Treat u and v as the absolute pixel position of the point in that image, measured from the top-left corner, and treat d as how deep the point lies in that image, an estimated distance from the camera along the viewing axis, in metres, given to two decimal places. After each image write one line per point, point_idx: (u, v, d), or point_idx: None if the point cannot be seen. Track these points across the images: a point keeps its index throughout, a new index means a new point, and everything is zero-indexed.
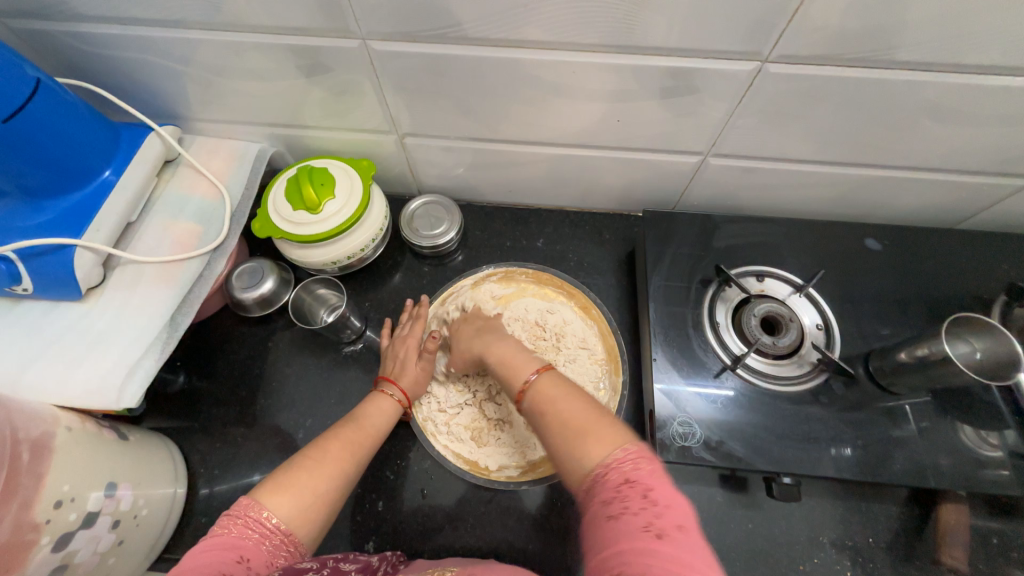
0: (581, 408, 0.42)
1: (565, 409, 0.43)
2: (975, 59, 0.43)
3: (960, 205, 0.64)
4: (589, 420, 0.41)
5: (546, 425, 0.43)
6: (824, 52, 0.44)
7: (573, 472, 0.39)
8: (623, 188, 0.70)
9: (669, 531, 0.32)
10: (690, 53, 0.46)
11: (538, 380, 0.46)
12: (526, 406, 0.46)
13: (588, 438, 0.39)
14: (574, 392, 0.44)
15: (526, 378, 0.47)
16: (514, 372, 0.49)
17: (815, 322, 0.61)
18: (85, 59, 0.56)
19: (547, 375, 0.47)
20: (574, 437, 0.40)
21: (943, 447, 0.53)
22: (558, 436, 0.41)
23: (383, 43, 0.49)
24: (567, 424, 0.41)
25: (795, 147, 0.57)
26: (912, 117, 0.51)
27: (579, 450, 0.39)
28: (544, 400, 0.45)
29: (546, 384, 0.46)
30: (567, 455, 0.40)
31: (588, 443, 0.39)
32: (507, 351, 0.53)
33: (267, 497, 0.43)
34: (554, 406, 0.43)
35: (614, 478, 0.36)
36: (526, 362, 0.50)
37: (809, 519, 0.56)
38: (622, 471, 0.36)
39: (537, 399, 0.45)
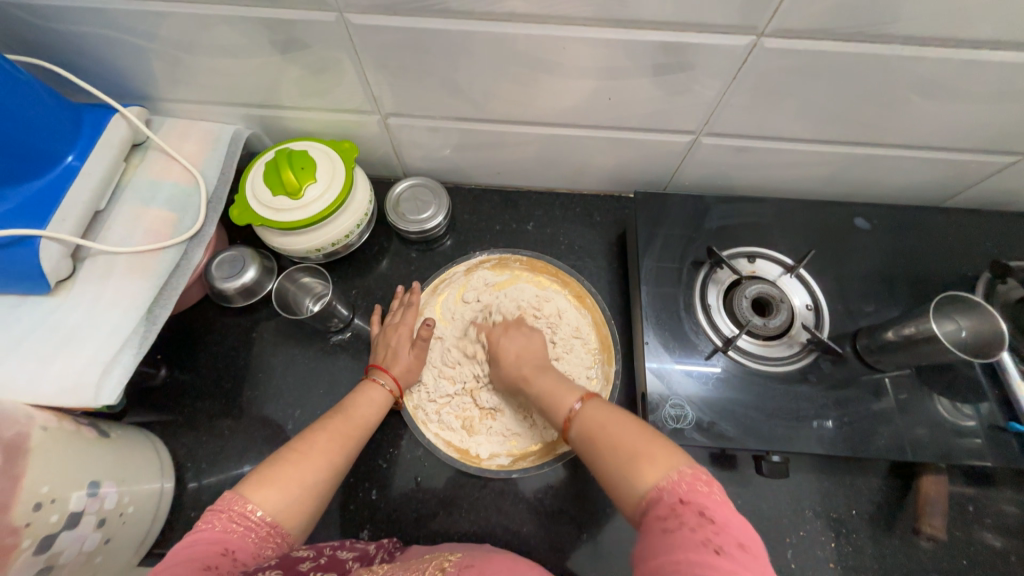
0: (630, 429, 0.43)
1: (613, 430, 0.43)
2: (971, 34, 0.43)
3: (948, 183, 0.64)
4: (637, 440, 0.41)
5: (596, 449, 0.44)
6: (821, 26, 0.43)
7: (625, 495, 0.39)
8: (614, 168, 0.69)
9: (726, 548, 0.32)
10: (684, 27, 0.44)
11: (583, 407, 0.47)
12: (573, 433, 0.47)
13: (641, 459, 0.39)
14: (620, 416, 0.45)
15: (571, 406, 0.48)
16: (557, 400, 0.50)
17: (805, 302, 0.61)
18: (37, 34, 0.52)
19: (592, 401, 0.48)
20: (627, 457, 0.40)
21: (926, 423, 0.55)
22: (608, 456, 0.42)
23: (361, 16, 0.46)
24: (618, 446, 0.42)
25: (788, 126, 0.56)
26: (906, 94, 0.50)
27: (632, 471, 0.39)
28: (591, 425, 0.45)
29: (591, 410, 0.47)
30: (621, 477, 0.40)
31: (641, 465, 0.39)
32: (551, 378, 0.53)
33: (253, 490, 0.43)
34: (602, 429, 0.44)
35: (667, 499, 0.36)
36: (569, 391, 0.50)
37: (796, 494, 0.58)
38: (675, 491, 0.36)
39: (584, 425, 0.46)
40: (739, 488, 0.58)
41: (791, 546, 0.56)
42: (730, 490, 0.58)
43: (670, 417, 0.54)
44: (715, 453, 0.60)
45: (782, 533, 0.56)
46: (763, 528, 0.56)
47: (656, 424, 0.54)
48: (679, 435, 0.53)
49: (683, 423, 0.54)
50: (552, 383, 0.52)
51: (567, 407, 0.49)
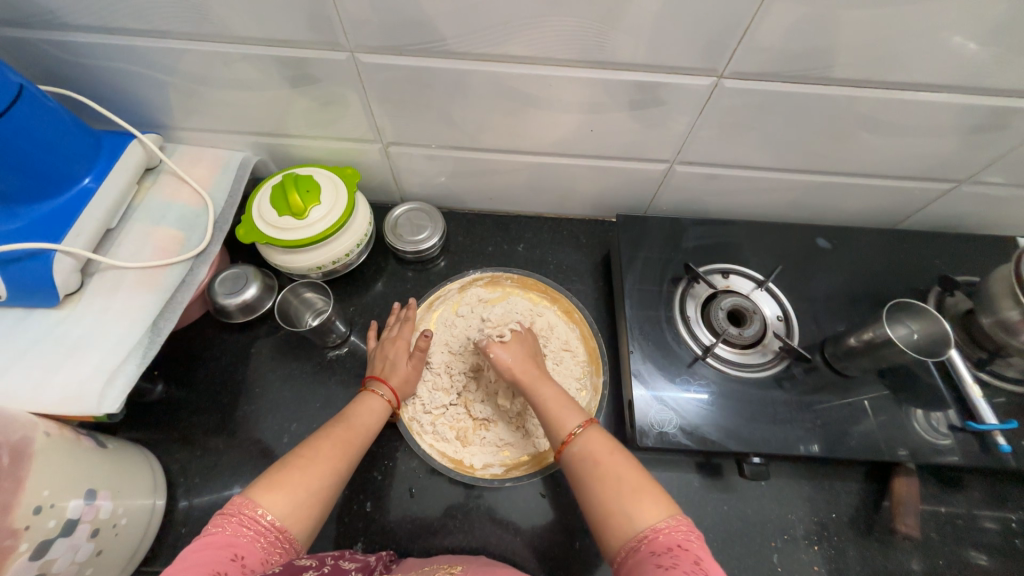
0: (630, 467, 0.45)
1: (613, 466, 0.46)
2: (897, 77, 0.50)
3: (897, 208, 0.71)
4: (636, 480, 0.44)
5: (594, 477, 0.46)
6: (772, 69, 0.50)
7: (618, 529, 0.42)
8: (598, 194, 0.75)
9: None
10: (655, 69, 0.51)
11: (584, 432, 0.49)
12: (570, 456, 0.48)
13: (641, 500, 0.42)
14: (619, 451, 0.48)
15: (573, 429, 0.50)
16: (560, 418, 0.51)
17: (776, 314, 0.66)
18: (67, 68, 0.56)
19: (593, 428, 0.50)
20: (628, 495, 0.43)
21: (892, 425, 0.59)
22: (608, 490, 0.44)
23: (370, 56, 0.52)
24: (618, 480, 0.44)
25: (751, 155, 0.63)
26: (849, 128, 0.57)
27: (631, 509, 0.42)
28: (590, 454, 0.47)
29: (592, 437, 0.48)
30: (619, 510, 0.43)
31: (641, 506, 0.42)
32: (551, 392, 0.54)
33: (261, 495, 0.44)
34: (603, 461, 0.46)
35: (665, 541, 0.39)
36: (572, 411, 0.52)
37: (778, 499, 0.60)
38: (672, 536, 0.40)
39: (584, 450, 0.48)
40: (724, 494, 0.60)
41: (776, 549, 0.58)
42: (716, 496, 0.60)
43: (656, 421, 0.57)
44: (700, 460, 0.62)
45: (767, 537, 0.58)
46: (749, 532, 0.58)
47: (643, 429, 0.57)
48: (664, 438, 0.56)
49: (668, 427, 0.57)
50: (554, 400, 0.53)
51: (569, 428, 0.50)
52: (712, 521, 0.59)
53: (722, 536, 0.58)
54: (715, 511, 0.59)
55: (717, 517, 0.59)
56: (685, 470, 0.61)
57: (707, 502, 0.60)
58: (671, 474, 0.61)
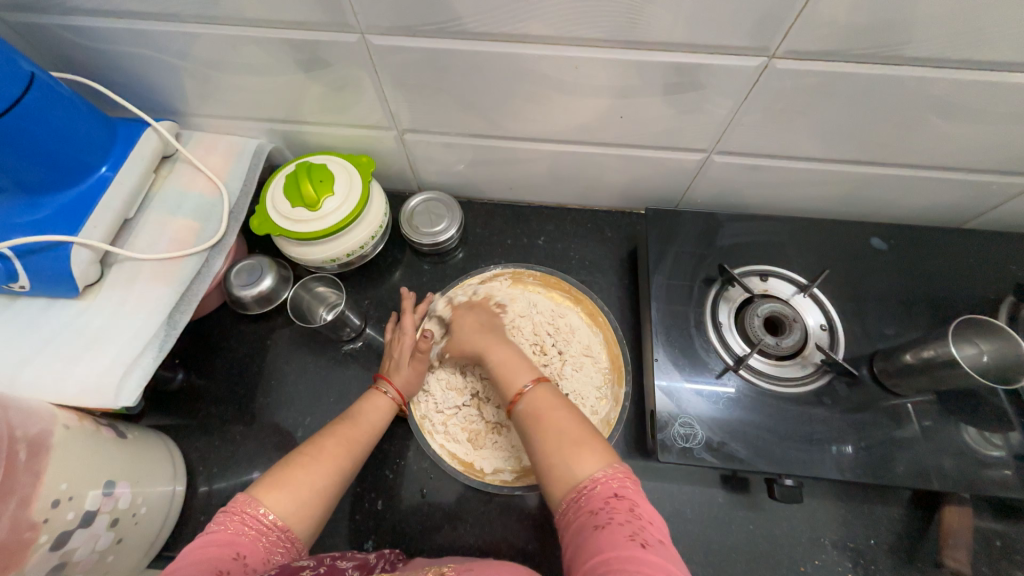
0: (573, 421, 0.45)
1: (557, 420, 0.45)
2: (985, 55, 0.43)
3: (968, 204, 0.63)
4: (575, 433, 0.43)
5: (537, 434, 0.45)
6: (834, 47, 0.43)
7: (559, 483, 0.41)
8: (626, 185, 0.69)
9: (651, 534, 0.35)
10: (694, 48, 0.45)
11: (533, 390, 0.48)
12: (518, 414, 0.48)
13: (579, 452, 0.41)
14: (566, 406, 0.47)
15: (522, 387, 0.49)
16: (510, 377, 0.51)
17: (820, 323, 0.60)
18: (82, 55, 0.55)
19: (543, 387, 0.49)
20: (567, 447, 0.42)
21: (947, 449, 0.53)
22: (549, 444, 0.43)
23: (381, 37, 0.48)
24: (561, 435, 0.43)
25: (801, 146, 0.57)
26: (920, 115, 0.50)
27: (569, 461, 0.41)
28: (537, 411, 0.47)
29: (540, 398, 0.48)
30: (559, 464, 0.42)
31: (579, 457, 0.41)
32: (506, 355, 0.54)
33: (264, 494, 0.43)
34: (547, 416, 0.45)
35: (600, 490, 0.38)
36: (524, 369, 0.51)
37: (810, 520, 0.56)
38: (609, 486, 0.39)
39: (531, 408, 0.47)
40: (752, 513, 0.56)
41: (805, 574, 0.54)
42: (742, 514, 0.56)
43: (679, 436, 0.54)
44: (725, 475, 0.58)
45: (796, 561, 0.54)
46: (776, 555, 0.55)
47: (665, 443, 0.53)
48: (688, 454, 0.53)
49: (692, 443, 0.53)
50: (507, 361, 0.53)
51: (518, 386, 0.50)
52: (736, 540, 0.55)
53: (747, 556, 0.55)
54: (740, 530, 0.56)
55: (742, 536, 0.55)
56: (709, 485, 0.58)
57: (731, 520, 0.56)
58: (693, 488, 0.58)
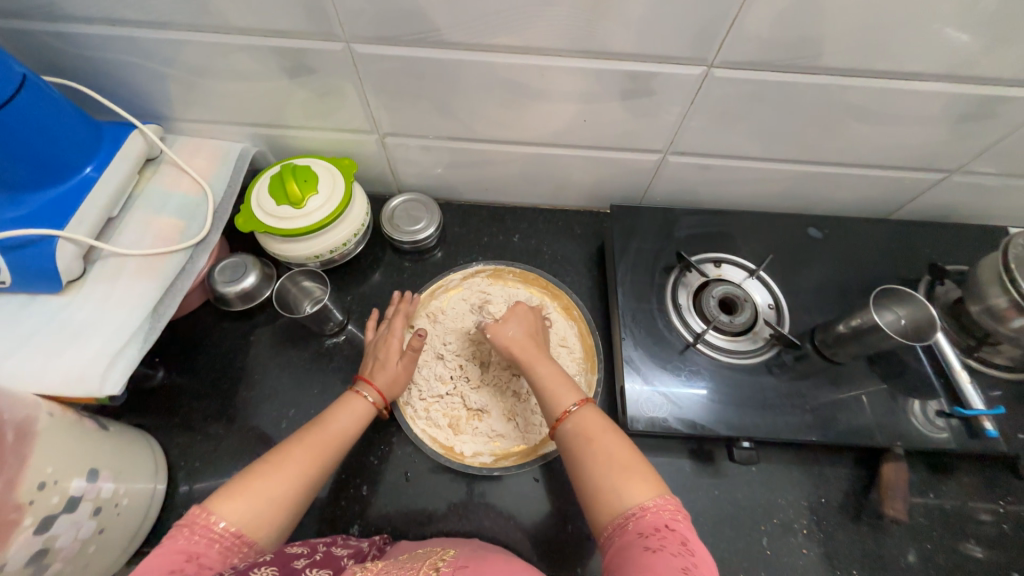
0: (622, 448, 0.48)
1: (605, 444, 0.49)
2: (882, 65, 0.51)
3: (889, 198, 0.72)
4: (627, 460, 0.47)
5: (586, 454, 0.48)
6: (761, 58, 0.51)
7: (607, 503, 0.45)
8: (593, 185, 0.75)
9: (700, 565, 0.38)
10: (645, 58, 0.52)
11: (580, 410, 0.52)
12: (564, 433, 0.51)
13: (631, 480, 0.45)
14: (610, 430, 0.50)
15: (568, 407, 0.52)
16: (556, 396, 0.54)
17: (767, 302, 0.66)
18: (70, 61, 0.57)
19: (588, 407, 0.52)
20: (619, 474, 0.46)
21: (881, 410, 0.59)
22: (598, 467, 0.47)
23: (365, 46, 0.53)
24: (612, 461, 0.47)
25: (743, 146, 0.64)
26: (838, 118, 0.58)
27: (621, 486, 0.45)
28: (584, 430, 0.50)
29: (587, 418, 0.51)
30: (608, 487, 0.45)
31: (629, 484, 0.45)
32: (551, 371, 0.56)
33: (218, 504, 0.44)
34: (595, 438, 0.49)
35: (650, 520, 0.42)
36: (569, 389, 0.54)
37: (768, 483, 0.61)
38: (660, 516, 0.42)
39: (578, 427, 0.51)
40: (716, 479, 0.61)
41: (765, 532, 0.58)
42: (707, 481, 0.61)
43: (646, 406, 0.58)
44: (691, 446, 0.63)
45: (757, 520, 0.59)
46: (739, 516, 0.59)
47: (634, 413, 0.58)
48: (655, 422, 0.57)
49: (658, 413, 0.58)
50: (550, 377, 0.56)
51: (564, 405, 0.53)
52: (702, 505, 0.59)
53: (712, 519, 0.59)
54: (706, 495, 0.60)
55: (707, 501, 0.60)
56: (677, 456, 0.62)
57: (697, 487, 0.60)
58: (663, 459, 0.62)
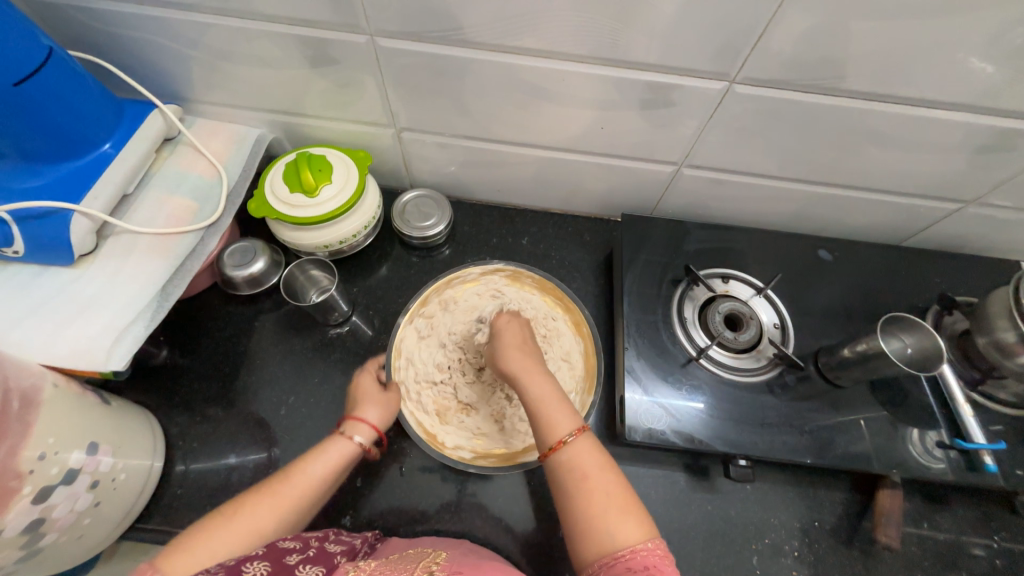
0: (615, 484, 0.47)
1: (598, 481, 0.47)
2: (906, 91, 0.50)
3: (901, 224, 0.71)
4: (620, 497, 0.46)
5: (578, 491, 0.47)
6: (783, 77, 0.51)
7: (597, 541, 0.44)
8: (605, 193, 0.75)
9: None
10: (667, 70, 0.52)
11: (575, 442, 0.49)
12: (556, 462, 0.49)
13: (623, 519, 0.45)
14: (604, 463, 0.49)
15: (564, 437, 0.50)
16: (551, 423, 0.51)
17: (773, 321, 0.66)
18: (97, 37, 0.58)
19: (584, 438, 0.50)
20: (613, 514, 0.45)
21: (879, 437, 0.59)
22: (592, 507, 0.45)
23: (389, 40, 0.53)
24: (604, 498, 0.46)
25: (758, 163, 0.64)
26: (857, 141, 0.58)
27: (613, 526, 0.44)
28: (579, 465, 0.48)
29: (582, 451, 0.49)
30: (599, 528, 0.44)
31: (622, 524, 0.44)
32: (545, 392, 0.53)
33: (166, 561, 0.41)
34: (590, 475, 0.47)
35: (641, 561, 0.42)
36: (568, 414, 0.51)
37: (762, 502, 0.61)
38: (648, 558, 0.42)
39: (574, 460, 0.48)
40: (710, 495, 0.61)
41: (755, 552, 0.58)
42: (700, 496, 0.61)
43: (645, 418, 0.58)
44: (687, 460, 0.63)
45: (748, 539, 0.59)
46: (730, 533, 0.59)
47: (631, 424, 0.58)
48: (652, 434, 0.57)
49: (656, 425, 0.58)
50: (547, 400, 0.52)
51: (560, 434, 0.50)
52: (694, 520, 0.59)
53: (703, 534, 0.59)
54: (698, 510, 0.60)
55: (700, 516, 0.60)
56: (671, 469, 0.62)
57: (691, 501, 0.60)
58: (657, 471, 0.62)
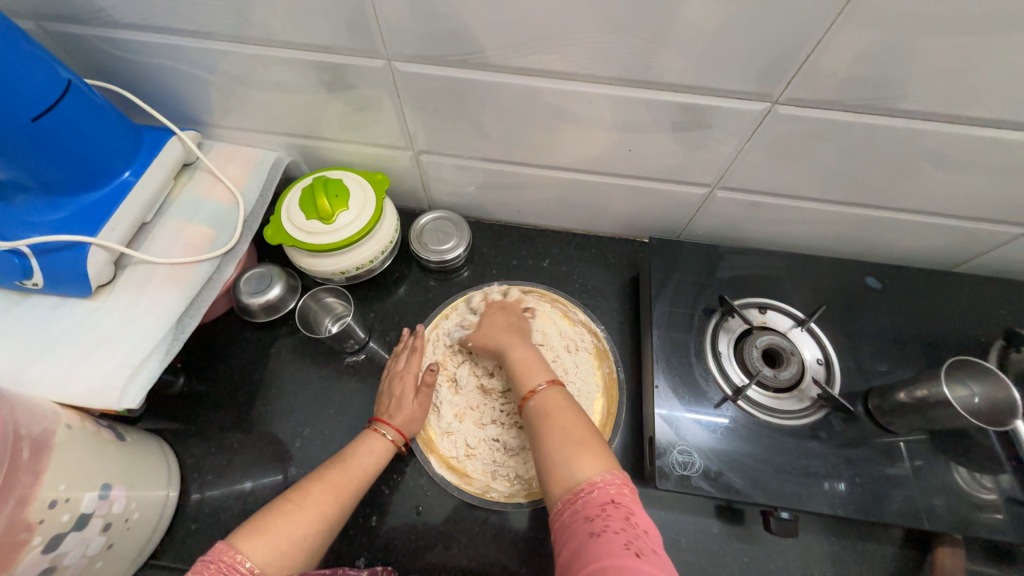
0: (579, 424, 0.49)
1: (563, 420, 0.49)
2: (974, 112, 0.45)
3: (959, 249, 0.65)
4: (583, 436, 0.47)
5: (545, 431, 0.49)
6: (833, 97, 0.46)
7: (560, 477, 0.45)
8: (631, 214, 0.72)
9: (651, 551, 0.37)
10: (702, 91, 0.48)
11: (545, 390, 0.52)
12: (528, 410, 0.52)
13: (583, 454, 0.45)
14: (572, 409, 0.51)
15: (535, 386, 0.53)
16: (525, 376, 0.55)
17: (816, 357, 0.61)
18: (116, 65, 0.57)
19: (555, 388, 0.53)
20: (573, 449, 0.46)
21: (937, 489, 0.54)
22: (553, 442, 0.47)
23: (406, 64, 0.51)
24: (566, 435, 0.47)
25: (801, 185, 0.59)
26: (912, 163, 0.53)
27: (573, 461, 0.45)
28: (545, 408, 0.51)
29: (551, 397, 0.52)
30: (561, 463, 0.46)
31: (583, 460, 0.45)
32: (524, 354, 0.58)
33: (243, 542, 0.44)
34: (557, 417, 0.49)
35: (598, 495, 0.42)
36: (540, 370, 0.55)
37: (804, 555, 0.56)
38: (607, 492, 0.42)
39: (542, 405, 0.51)
40: (747, 545, 0.56)
41: None
42: (737, 546, 0.56)
43: (677, 463, 0.54)
44: (720, 505, 0.58)
45: None
46: None
47: (663, 470, 0.54)
48: (685, 482, 0.53)
49: (690, 470, 0.54)
50: (525, 358, 0.57)
51: (532, 384, 0.54)
52: (730, 573, 0.55)
53: None
54: (735, 562, 0.56)
55: (736, 569, 0.55)
56: (704, 515, 0.58)
57: (726, 552, 0.56)
58: (689, 517, 0.58)
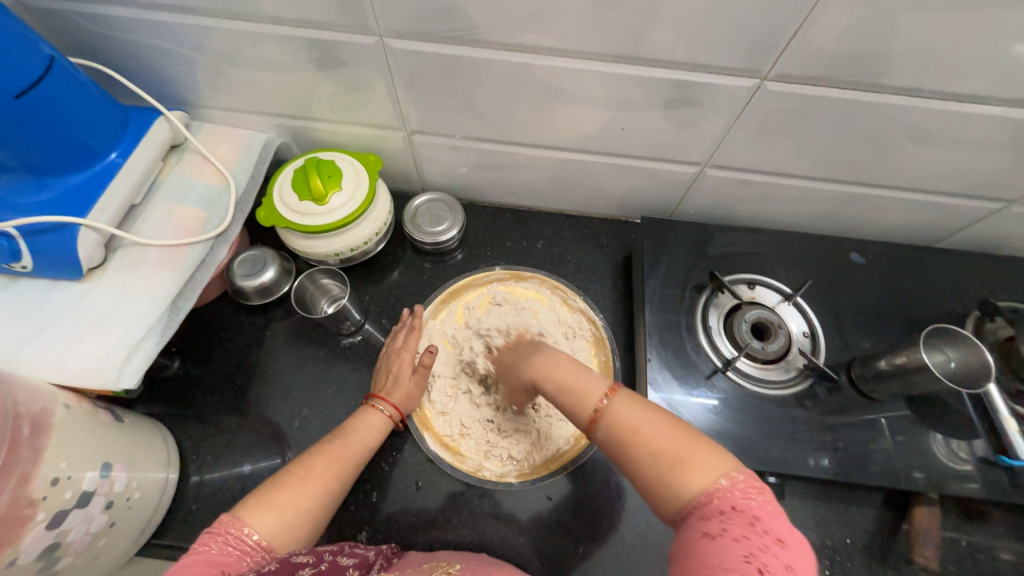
0: (667, 432, 0.41)
1: (651, 433, 0.42)
2: (953, 87, 0.47)
3: (939, 225, 0.68)
4: (674, 448, 0.40)
5: (629, 453, 0.42)
6: (819, 73, 0.47)
7: (666, 496, 0.39)
8: (622, 195, 0.72)
9: (773, 549, 0.34)
10: (693, 68, 0.49)
11: (612, 403, 0.44)
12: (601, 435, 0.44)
13: (685, 469, 0.39)
14: (651, 411, 0.44)
15: (596, 406, 0.45)
16: (577, 394, 0.47)
17: (802, 330, 0.63)
18: (99, 43, 0.56)
19: (620, 395, 0.45)
20: (667, 467, 0.40)
21: (915, 453, 0.56)
22: (642, 459, 0.41)
23: (399, 41, 0.51)
24: (658, 453, 0.40)
25: (788, 163, 0.60)
26: (894, 140, 0.54)
27: (679, 478, 0.39)
28: (623, 425, 0.43)
29: (620, 412, 0.44)
30: (660, 481, 0.40)
31: (687, 472, 0.39)
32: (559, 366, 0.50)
33: (249, 515, 0.44)
34: (641, 429, 0.42)
35: (718, 505, 0.36)
36: (592, 379, 0.47)
37: (790, 518, 0.59)
38: (724, 499, 0.37)
39: (615, 426, 0.43)
40: None
41: None
42: None
43: None
44: None
45: None
46: None
47: None
48: None
49: None
50: (567, 371, 0.49)
51: (592, 404, 0.45)
52: None
53: None
54: None
55: None
56: None
57: None
58: None
